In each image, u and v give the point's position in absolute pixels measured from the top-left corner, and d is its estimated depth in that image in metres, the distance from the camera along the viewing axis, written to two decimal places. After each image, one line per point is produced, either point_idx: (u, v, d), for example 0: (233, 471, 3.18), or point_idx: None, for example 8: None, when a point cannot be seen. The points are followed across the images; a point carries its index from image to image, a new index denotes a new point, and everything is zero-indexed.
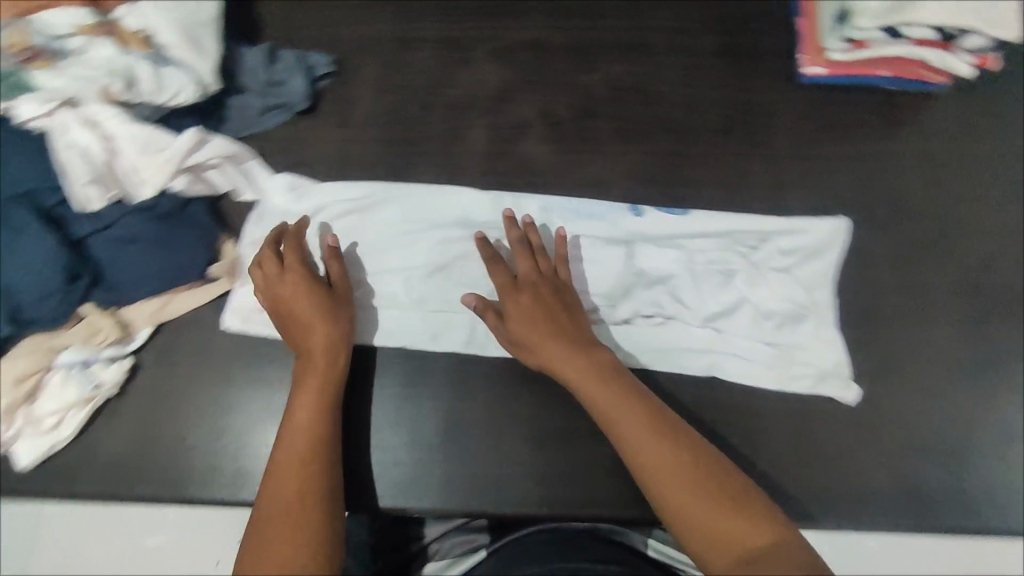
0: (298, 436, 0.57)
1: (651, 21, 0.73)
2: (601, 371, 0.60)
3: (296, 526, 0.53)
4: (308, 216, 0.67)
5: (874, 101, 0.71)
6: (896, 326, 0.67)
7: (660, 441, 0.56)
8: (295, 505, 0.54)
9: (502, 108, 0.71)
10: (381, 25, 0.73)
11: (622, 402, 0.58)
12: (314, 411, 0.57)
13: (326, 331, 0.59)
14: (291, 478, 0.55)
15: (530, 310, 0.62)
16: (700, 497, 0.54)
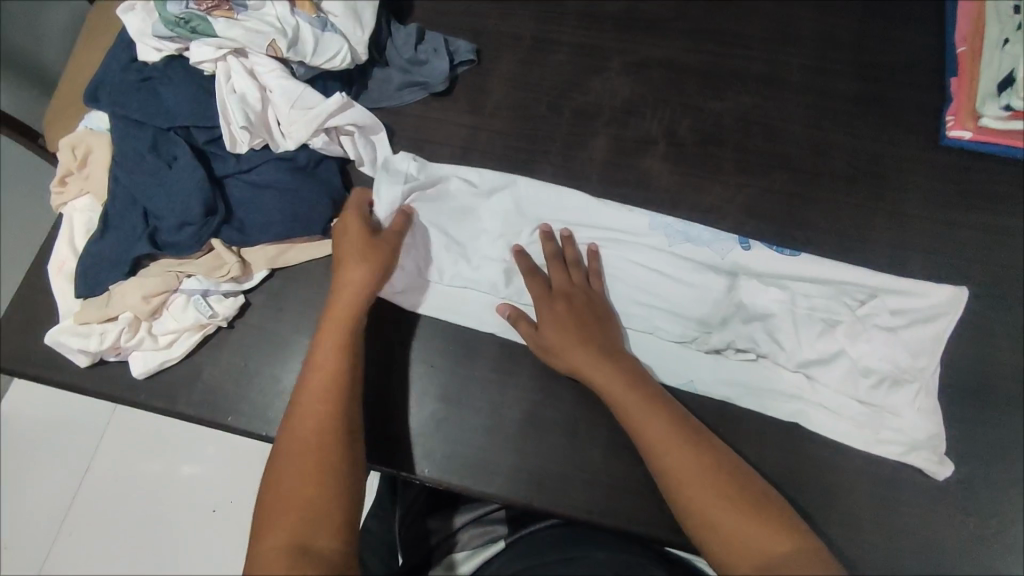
0: (324, 368, 0.57)
1: (788, 59, 0.74)
2: (627, 385, 0.57)
3: (311, 462, 0.53)
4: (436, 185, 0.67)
5: (1016, 176, 0.68)
6: (1019, 418, 0.60)
7: (688, 461, 0.53)
8: (310, 440, 0.54)
9: (627, 121, 0.71)
10: (524, 24, 0.76)
11: (643, 420, 0.55)
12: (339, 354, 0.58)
13: (363, 269, 0.60)
14: (313, 413, 0.55)
15: (561, 318, 0.61)
16: (734, 522, 0.51)
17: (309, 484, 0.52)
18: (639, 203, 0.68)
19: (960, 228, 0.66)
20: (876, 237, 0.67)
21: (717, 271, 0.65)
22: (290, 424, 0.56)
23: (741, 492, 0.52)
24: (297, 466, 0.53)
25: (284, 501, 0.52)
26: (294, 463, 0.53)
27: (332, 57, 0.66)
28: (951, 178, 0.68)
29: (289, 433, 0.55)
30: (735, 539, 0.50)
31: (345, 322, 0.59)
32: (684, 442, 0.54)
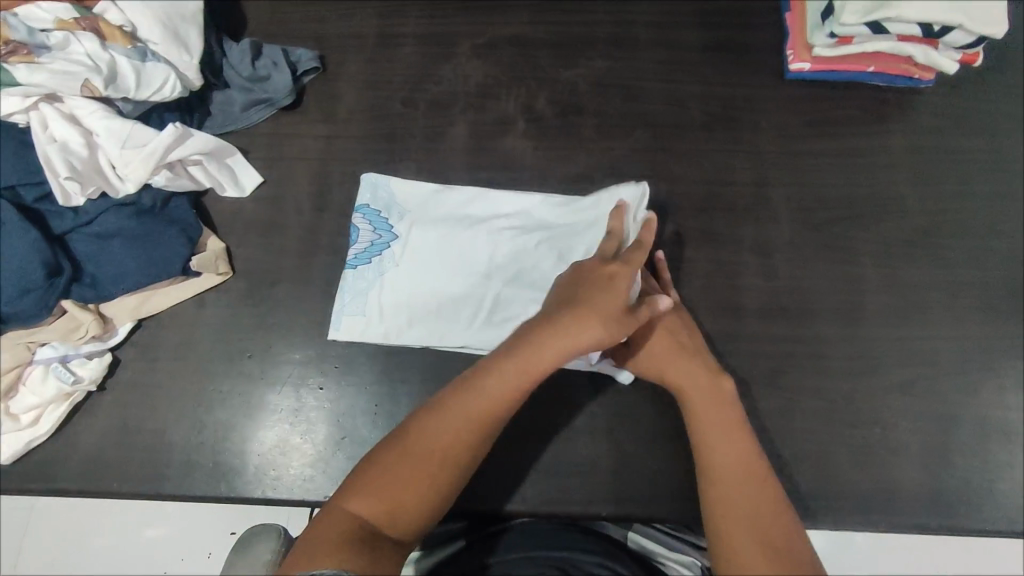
0: (502, 381, 0.49)
1: (635, 17, 0.74)
2: (712, 389, 0.53)
3: (449, 461, 0.47)
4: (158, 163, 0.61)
5: (858, 98, 0.70)
6: (893, 326, 0.63)
7: (739, 472, 0.49)
8: (466, 440, 0.48)
9: (485, 104, 0.70)
10: (366, 22, 0.74)
11: (713, 420, 0.51)
12: (503, 385, 0.49)
13: (575, 317, 0.50)
14: (470, 425, 0.48)
15: (673, 336, 0.56)
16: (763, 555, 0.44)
17: (439, 483, 0.47)
18: (508, 185, 0.68)
19: (815, 155, 0.69)
20: (739, 179, 0.68)
21: (431, 225, 0.65)
22: (431, 417, 0.48)
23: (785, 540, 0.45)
24: (432, 462, 0.47)
25: (387, 486, 0.46)
26: (436, 457, 0.47)
27: (159, 87, 0.62)
28: (799, 109, 0.70)
29: (429, 428, 0.48)
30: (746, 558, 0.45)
31: (569, 349, 0.49)
32: (749, 447, 0.50)
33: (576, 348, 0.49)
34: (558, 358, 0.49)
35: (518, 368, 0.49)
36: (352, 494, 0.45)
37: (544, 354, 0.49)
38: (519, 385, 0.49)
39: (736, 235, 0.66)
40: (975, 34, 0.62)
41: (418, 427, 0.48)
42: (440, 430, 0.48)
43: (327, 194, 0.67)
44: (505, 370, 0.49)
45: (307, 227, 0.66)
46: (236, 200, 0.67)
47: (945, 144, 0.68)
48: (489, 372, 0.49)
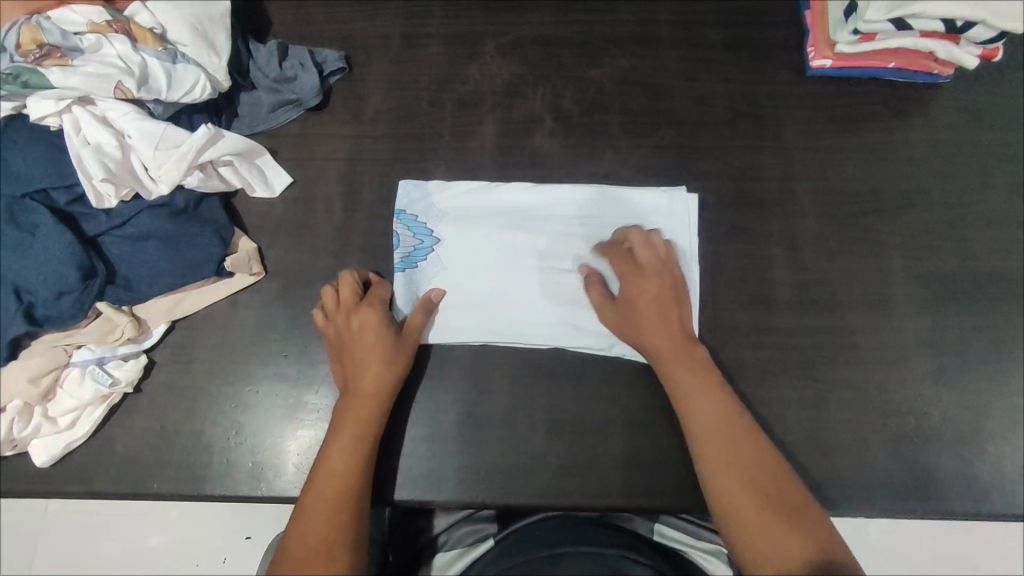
0: (325, 464, 0.55)
1: (658, 16, 0.75)
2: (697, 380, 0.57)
3: (329, 539, 0.52)
4: (191, 164, 0.61)
5: (879, 94, 0.71)
6: (922, 317, 0.64)
7: (733, 463, 0.53)
8: (332, 514, 0.53)
9: (510, 103, 0.71)
10: (392, 23, 0.74)
11: (685, 382, 0.57)
12: (345, 456, 0.55)
13: (351, 394, 0.58)
14: (324, 515, 0.52)
15: (657, 305, 0.60)
16: (765, 516, 0.50)
17: (328, 567, 0.50)
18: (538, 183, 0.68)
19: (837, 149, 0.70)
20: (765, 173, 0.69)
21: (479, 222, 0.67)
22: (295, 526, 0.53)
23: (786, 505, 0.51)
24: (318, 546, 0.51)
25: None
26: (305, 561, 0.50)
27: (190, 88, 0.62)
28: (821, 105, 0.71)
29: (296, 532, 0.52)
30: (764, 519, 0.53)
31: (360, 422, 0.57)
32: (730, 409, 0.56)
33: (373, 394, 0.58)
34: (354, 428, 0.56)
35: (331, 464, 0.55)
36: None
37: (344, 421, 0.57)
38: (353, 455, 0.55)
39: (764, 229, 0.67)
40: (996, 29, 0.63)
41: (287, 541, 0.52)
42: (308, 524, 0.52)
43: (357, 193, 0.68)
44: (332, 449, 0.56)
45: (337, 227, 0.66)
46: (266, 200, 0.67)
47: (965, 138, 0.70)
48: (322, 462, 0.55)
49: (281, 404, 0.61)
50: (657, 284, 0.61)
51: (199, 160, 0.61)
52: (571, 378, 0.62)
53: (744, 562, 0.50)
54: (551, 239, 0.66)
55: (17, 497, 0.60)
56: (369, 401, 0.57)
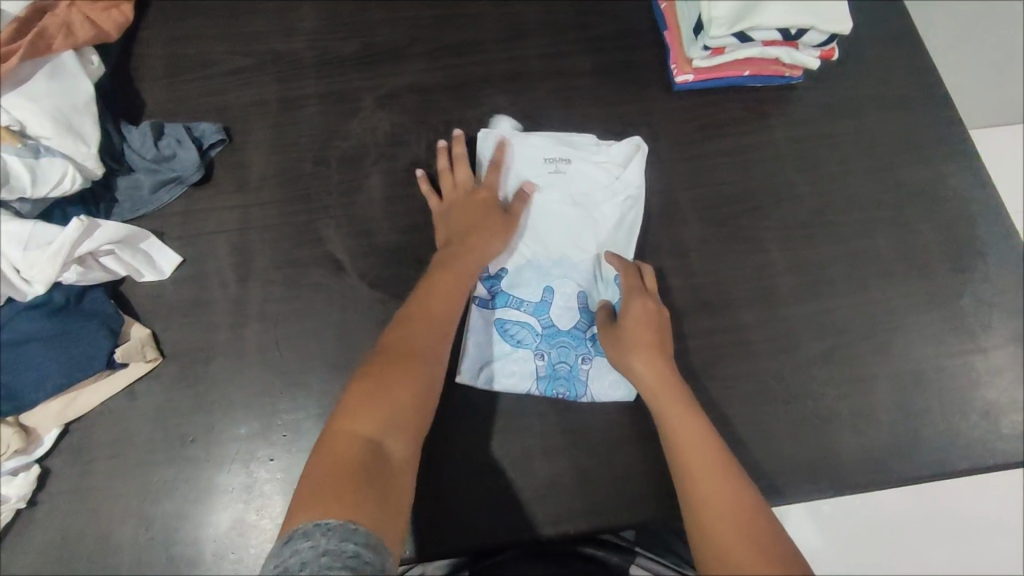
0: (444, 285, 0.62)
1: (526, 52, 0.79)
2: (686, 430, 0.57)
3: (420, 364, 0.57)
4: (68, 258, 0.59)
5: (740, 101, 0.76)
6: (807, 303, 0.67)
7: (714, 501, 0.53)
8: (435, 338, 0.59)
9: (395, 153, 0.72)
10: (268, 89, 0.75)
11: (676, 427, 0.57)
12: (448, 290, 0.62)
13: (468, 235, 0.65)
14: (426, 329, 0.59)
15: (660, 371, 0.60)
16: (733, 539, 0.51)
17: (419, 380, 0.56)
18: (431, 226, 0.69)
19: (710, 157, 0.74)
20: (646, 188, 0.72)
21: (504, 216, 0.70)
22: (398, 333, 0.58)
23: (751, 533, 0.51)
24: (404, 368, 0.55)
25: (367, 404, 0.53)
26: (403, 362, 0.56)
27: (59, 181, 0.61)
28: (690, 117, 0.75)
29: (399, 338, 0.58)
30: (736, 560, 0.49)
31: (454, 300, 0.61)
32: (715, 451, 0.56)
33: (484, 258, 0.65)
34: (469, 271, 0.64)
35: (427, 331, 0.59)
36: (342, 415, 0.52)
37: (468, 258, 0.64)
38: (456, 285, 0.62)
39: (651, 241, 0.70)
40: (826, 33, 0.69)
41: (390, 344, 0.57)
42: (402, 346, 0.57)
43: (250, 262, 0.67)
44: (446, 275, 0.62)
45: (232, 299, 0.65)
46: (156, 283, 0.66)
47: (821, 132, 0.75)
48: (424, 301, 0.60)
49: (192, 492, 0.59)
50: (644, 328, 0.62)
51: (76, 253, 0.59)
52: (486, 415, 0.63)
53: None
54: (545, 262, 0.68)
55: None
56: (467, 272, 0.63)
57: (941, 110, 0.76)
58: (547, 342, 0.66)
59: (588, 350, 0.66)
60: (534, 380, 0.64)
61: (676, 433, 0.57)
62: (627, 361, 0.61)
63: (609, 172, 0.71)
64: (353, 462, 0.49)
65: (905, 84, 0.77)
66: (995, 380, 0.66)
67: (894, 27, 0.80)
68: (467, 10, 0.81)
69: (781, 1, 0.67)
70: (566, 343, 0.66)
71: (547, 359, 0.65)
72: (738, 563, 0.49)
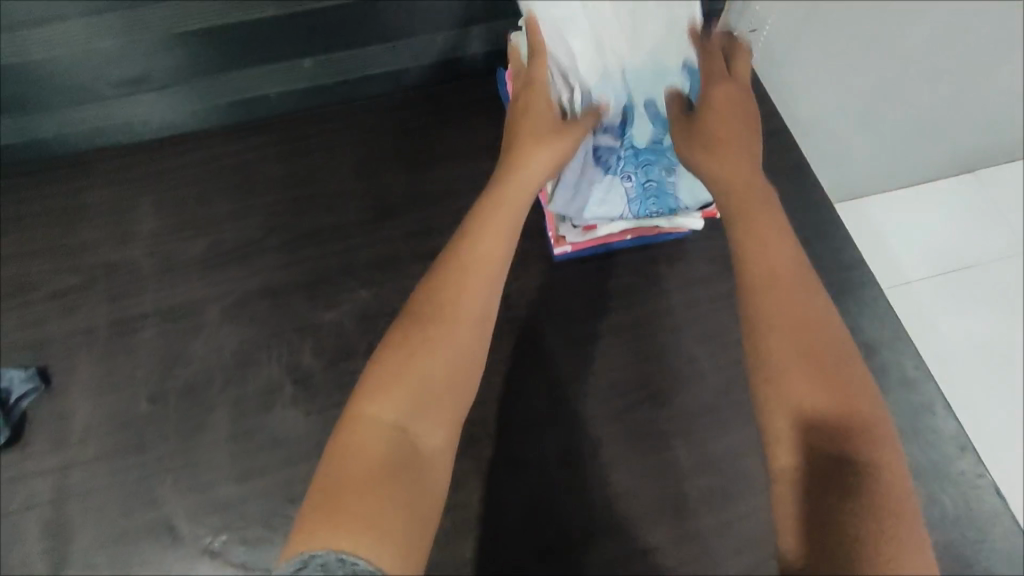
0: (499, 238, 0.51)
1: (393, 232, 0.72)
2: (767, 230, 0.47)
3: (473, 317, 0.47)
4: None
5: (628, 265, 0.70)
6: (718, 507, 0.60)
7: (796, 325, 0.43)
8: (491, 292, 0.48)
9: (243, 375, 0.63)
10: (96, 311, 0.67)
11: (762, 242, 0.47)
12: (503, 240, 0.51)
13: (547, 160, 0.56)
14: (494, 257, 0.49)
15: (744, 163, 0.53)
16: (810, 371, 0.41)
17: (456, 328, 0.46)
18: (285, 465, 0.60)
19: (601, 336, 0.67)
20: (531, 383, 0.64)
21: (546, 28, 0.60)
22: (448, 276, 0.48)
23: (836, 374, 0.41)
24: (444, 320, 0.46)
25: (404, 364, 0.43)
26: (456, 317, 0.46)
27: None
28: (574, 291, 0.68)
29: (451, 288, 0.47)
30: (794, 371, 0.41)
31: (523, 195, 0.54)
32: (794, 257, 0.46)
33: (534, 189, 0.55)
34: (524, 206, 0.54)
35: (498, 222, 0.51)
36: (364, 392, 0.43)
37: (521, 189, 0.55)
38: (507, 233, 0.51)
39: (540, 452, 0.61)
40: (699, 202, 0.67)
41: (446, 292, 0.47)
42: (449, 298, 0.47)
43: (69, 542, 0.57)
44: (506, 201, 0.53)
45: None
46: None
47: (717, 292, 0.69)
48: (473, 243, 0.50)
49: None
50: (733, 121, 0.55)
51: None
52: None
53: (792, 449, 0.39)
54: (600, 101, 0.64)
55: None
56: (516, 216, 0.53)
57: (841, 252, 0.72)
58: (630, 165, 0.65)
59: (668, 160, 0.66)
60: (626, 206, 0.66)
61: (768, 236, 0.47)
62: (721, 156, 0.53)
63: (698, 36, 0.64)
64: (384, 455, 0.39)
65: (800, 227, 0.73)
66: None
67: (781, 162, 0.76)
68: (328, 187, 0.74)
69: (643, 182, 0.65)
70: (648, 160, 0.65)
71: (634, 180, 0.66)
72: (824, 407, 0.40)
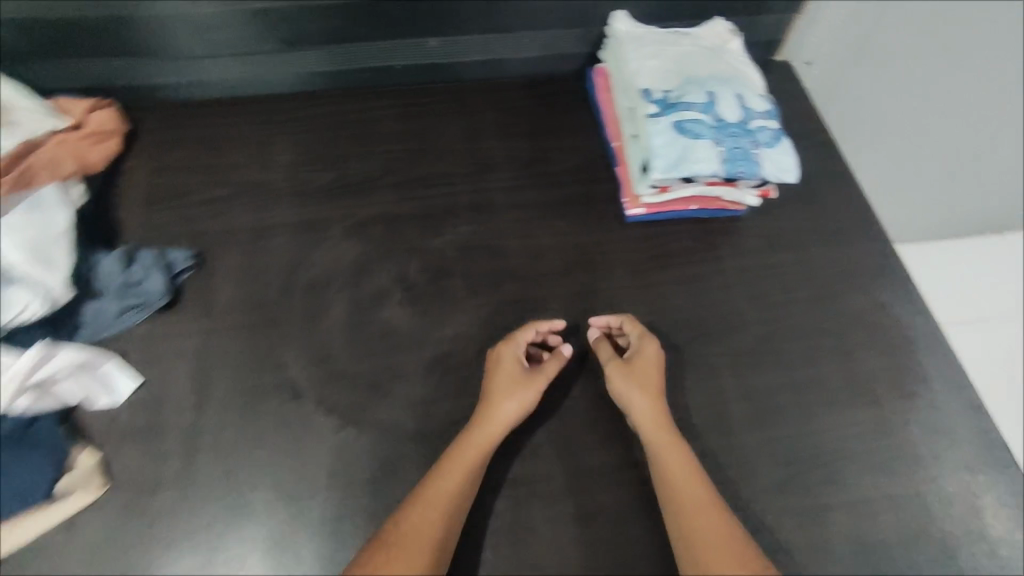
0: (460, 478, 0.60)
1: (489, 185, 0.85)
2: (680, 461, 0.62)
3: (431, 544, 0.56)
4: (17, 387, 0.59)
5: (690, 233, 0.81)
6: (757, 429, 0.69)
7: (712, 540, 0.57)
8: (449, 518, 0.58)
9: (360, 279, 0.75)
10: (239, 216, 0.79)
11: (677, 467, 0.61)
12: (462, 479, 0.60)
13: (517, 399, 0.64)
14: (456, 476, 0.60)
15: (657, 400, 0.66)
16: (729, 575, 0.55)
17: (415, 552, 0.55)
18: (390, 352, 0.71)
19: (661, 287, 0.77)
20: (599, 315, 0.75)
21: (634, 55, 0.82)
22: (413, 509, 0.58)
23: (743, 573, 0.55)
24: (408, 551, 0.55)
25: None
26: (411, 543, 0.56)
27: (20, 309, 0.63)
28: (640, 247, 0.80)
29: (415, 515, 0.57)
30: (718, 574, 0.55)
31: (497, 429, 0.63)
32: (705, 484, 0.60)
33: (506, 428, 0.64)
34: (484, 449, 0.62)
35: (463, 457, 0.61)
36: None
37: (495, 427, 0.63)
38: (473, 470, 0.61)
39: (603, 369, 0.72)
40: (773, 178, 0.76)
41: (407, 520, 0.57)
42: (416, 526, 0.57)
43: (209, 387, 0.68)
44: (477, 435, 0.63)
45: (189, 426, 0.66)
46: (110, 408, 0.66)
47: (765, 261, 0.79)
48: (439, 479, 0.60)
49: None
50: (654, 368, 0.67)
51: (22, 380, 0.60)
52: None
53: None
54: (686, 89, 0.78)
55: None
56: (480, 451, 0.62)
57: (877, 242, 0.82)
58: (720, 134, 0.75)
59: (752, 138, 0.76)
60: (719, 164, 0.73)
61: (683, 459, 0.62)
62: (628, 387, 0.66)
63: (752, 71, 0.84)
64: None
65: (842, 218, 0.83)
66: (946, 512, 0.66)
67: (826, 166, 0.88)
68: (437, 145, 0.88)
69: (727, 145, 0.74)
70: (734, 133, 0.75)
71: (725, 146, 0.74)
72: None
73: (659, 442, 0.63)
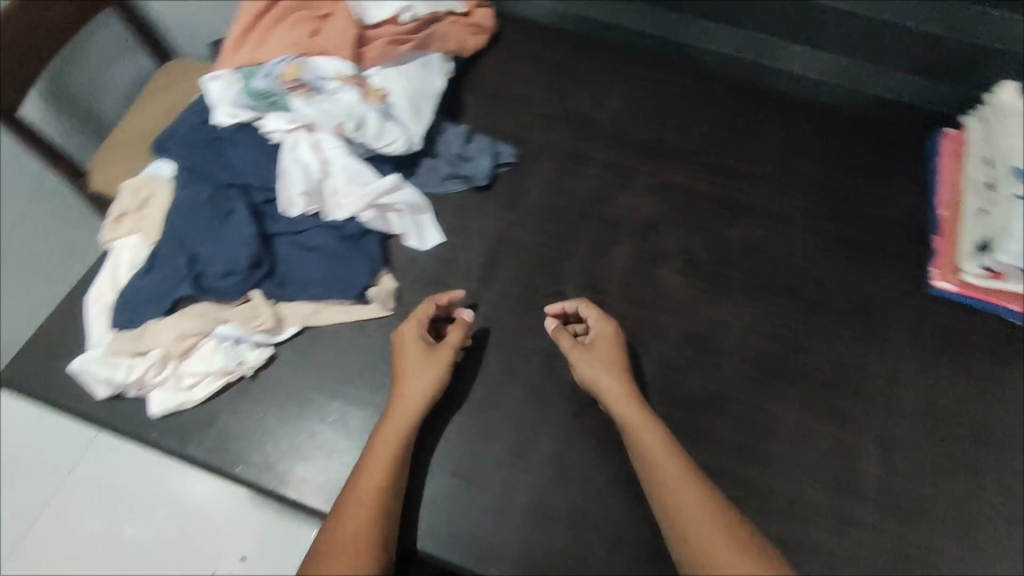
0: (376, 470, 0.57)
1: (794, 199, 0.82)
2: (668, 451, 0.58)
3: (371, 535, 0.53)
4: (371, 200, 0.70)
5: (1002, 330, 0.73)
6: (1006, 556, 0.62)
7: (706, 532, 0.53)
8: (382, 509, 0.55)
9: (648, 235, 0.79)
10: (563, 139, 0.86)
11: (664, 461, 0.57)
12: (381, 469, 0.57)
13: (417, 393, 0.61)
14: (377, 464, 0.57)
15: (631, 393, 0.62)
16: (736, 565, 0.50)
17: (360, 543, 0.53)
18: (655, 312, 0.74)
19: (946, 370, 0.71)
20: (867, 368, 0.71)
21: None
22: (349, 510, 0.55)
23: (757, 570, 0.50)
24: (350, 546, 0.52)
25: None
26: (355, 539, 0.53)
27: (389, 141, 0.73)
28: (934, 321, 0.74)
29: (348, 513, 0.54)
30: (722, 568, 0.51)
31: (404, 416, 0.61)
32: (699, 479, 0.56)
33: (410, 417, 0.61)
34: (401, 438, 0.59)
35: (378, 446, 0.59)
36: None
37: (391, 422, 0.60)
38: (383, 456, 0.58)
39: (854, 419, 0.69)
40: None
41: (341, 520, 0.54)
42: (354, 525, 0.54)
43: (496, 268, 0.75)
44: (386, 425, 0.60)
45: (469, 292, 0.73)
46: (415, 250, 0.75)
47: None
48: (363, 473, 0.57)
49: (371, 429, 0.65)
50: (611, 353, 0.64)
51: (376, 196, 0.70)
52: None
53: None
54: None
55: (127, 433, 0.66)
56: (391, 435, 0.59)
57: None
58: None
59: None
60: None
61: (670, 457, 0.58)
62: (599, 373, 0.63)
63: None
64: None
65: None
66: None
67: None
68: (754, 140, 0.86)
69: None
70: None
71: None
72: None
73: (640, 447, 0.59)
